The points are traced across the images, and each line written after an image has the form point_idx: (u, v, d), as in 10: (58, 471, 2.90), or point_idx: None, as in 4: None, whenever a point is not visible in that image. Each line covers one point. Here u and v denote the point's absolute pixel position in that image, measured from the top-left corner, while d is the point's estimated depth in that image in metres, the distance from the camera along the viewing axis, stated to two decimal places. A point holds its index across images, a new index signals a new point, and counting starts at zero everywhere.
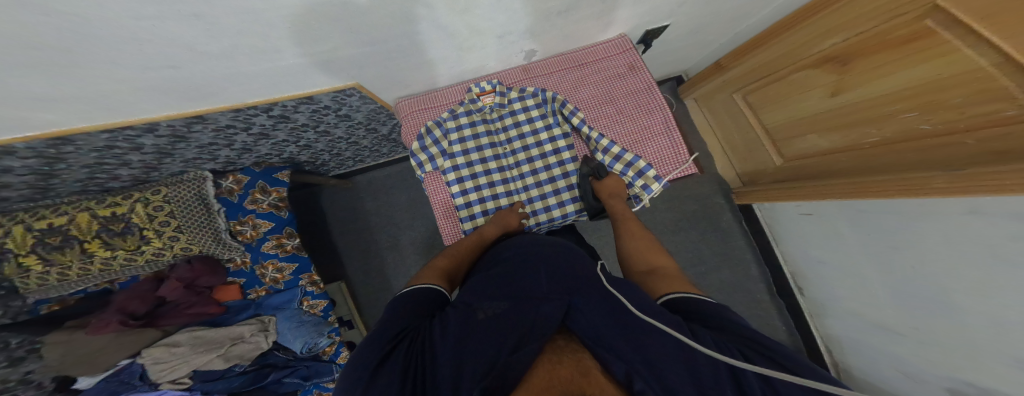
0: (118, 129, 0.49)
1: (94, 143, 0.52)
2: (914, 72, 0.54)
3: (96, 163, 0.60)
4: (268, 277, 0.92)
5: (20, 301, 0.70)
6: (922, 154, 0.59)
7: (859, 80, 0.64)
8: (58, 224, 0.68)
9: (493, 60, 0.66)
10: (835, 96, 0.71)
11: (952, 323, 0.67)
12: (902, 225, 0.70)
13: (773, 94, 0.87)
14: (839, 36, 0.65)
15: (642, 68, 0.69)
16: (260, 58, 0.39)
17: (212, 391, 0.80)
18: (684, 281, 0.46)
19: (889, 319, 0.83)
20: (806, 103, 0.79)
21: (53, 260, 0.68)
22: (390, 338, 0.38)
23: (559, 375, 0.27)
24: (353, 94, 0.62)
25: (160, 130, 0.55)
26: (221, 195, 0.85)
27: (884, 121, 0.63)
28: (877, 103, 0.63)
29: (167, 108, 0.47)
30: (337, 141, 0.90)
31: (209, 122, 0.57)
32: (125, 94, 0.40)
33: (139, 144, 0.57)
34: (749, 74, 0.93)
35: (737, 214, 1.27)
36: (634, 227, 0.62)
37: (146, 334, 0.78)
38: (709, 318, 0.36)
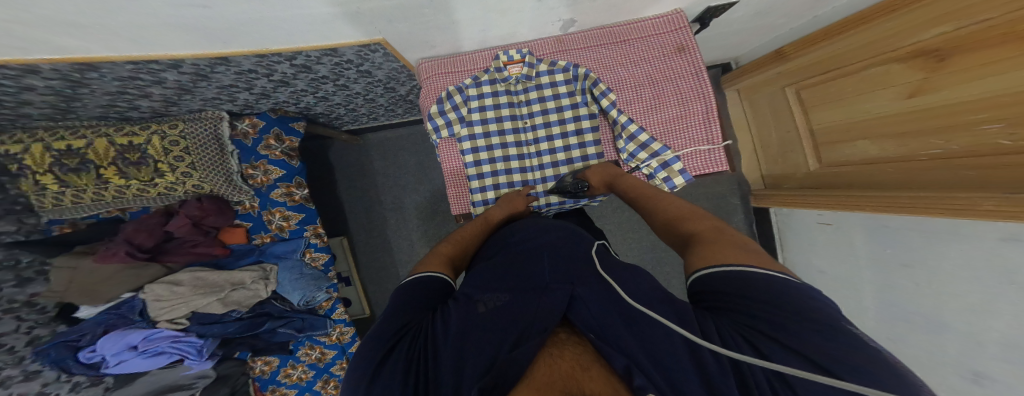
0: (144, 62, 0.47)
1: (119, 72, 0.49)
2: (995, 83, 0.49)
3: (118, 92, 0.58)
4: (275, 224, 0.95)
5: (35, 219, 0.73)
6: (985, 172, 0.54)
7: (945, 82, 0.57)
8: (77, 147, 0.66)
9: (526, 28, 0.60)
10: (910, 98, 0.64)
11: (928, 340, 0.69)
12: (923, 246, 0.69)
13: (836, 90, 0.82)
14: (951, 25, 0.53)
15: (693, 50, 0.62)
16: (289, 4, 0.36)
17: (208, 334, 0.84)
18: (739, 244, 0.36)
19: (870, 331, 0.86)
20: (875, 103, 0.72)
21: (69, 182, 0.67)
22: (394, 332, 0.39)
23: (559, 369, 0.28)
24: (378, 50, 0.58)
25: (184, 68, 0.52)
26: (235, 138, 0.86)
27: (957, 131, 0.57)
28: (954, 111, 0.56)
29: (190, 48, 0.45)
30: (354, 96, 0.86)
31: (232, 64, 0.54)
32: (148, 30, 0.37)
33: (162, 79, 0.55)
34: (814, 66, 0.85)
35: (748, 216, 1.26)
36: (657, 200, 0.55)
37: (149, 269, 0.81)
38: (734, 281, 0.30)
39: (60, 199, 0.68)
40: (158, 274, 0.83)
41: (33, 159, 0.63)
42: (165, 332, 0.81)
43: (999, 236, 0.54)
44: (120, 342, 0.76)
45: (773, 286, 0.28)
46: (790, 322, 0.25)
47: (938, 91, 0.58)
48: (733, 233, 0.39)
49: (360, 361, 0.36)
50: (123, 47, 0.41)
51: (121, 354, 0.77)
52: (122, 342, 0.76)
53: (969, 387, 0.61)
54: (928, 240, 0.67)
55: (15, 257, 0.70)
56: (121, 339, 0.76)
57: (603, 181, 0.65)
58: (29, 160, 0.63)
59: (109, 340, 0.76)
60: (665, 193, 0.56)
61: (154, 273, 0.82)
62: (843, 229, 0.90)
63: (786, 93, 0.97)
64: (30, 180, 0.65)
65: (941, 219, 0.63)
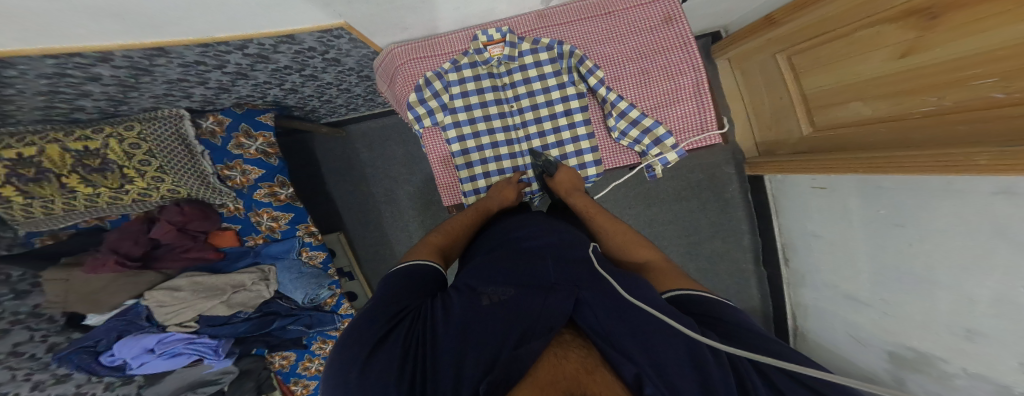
0: (66, 55, 0.42)
1: (41, 68, 0.44)
2: (981, 40, 0.47)
3: (52, 92, 0.53)
4: (264, 225, 0.93)
5: (11, 231, 0.68)
6: (979, 127, 0.53)
7: (936, 40, 0.55)
8: (29, 156, 0.60)
9: (505, 2, 0.57)
10: (901, 58, 0.62)
11: (919, 301, 0.71)
12: (918, 207, 0.68)
13: (828, 54, 0.80)
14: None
15: (680, 20, 0.60)
16: None
17: (221, 335, 0.84)
18: (678, 274, 0.49)
19: (860, 293, 0.87)
20: (868, 65, 0.70)
21: (33, 193, 0.62)
22: (393, 315, 0.39)
23: (565, 369, 0.28)
24: (342, 36, 0.55)
25: (117, 61, 0.48)
26: (202, 137, 0.81)
27: (949, 90, 0.55)
28: (946, 69, 0.54)
29: (121, 36, 0.40)
30: (327, 86, 0.81)
31: (172, 56, 0.50)
32: (64, 16, 0.32)
33: (96, 74, 0.51)
34: (805, 32, 0.83)
35: (743, 185, 1.28)
36: (602, 219, 0.64)
37: (145, 275, 0.79)
38: (700, 304, 0.40)
39: (31, 211, 0.63)
40: (156, 280, 0.81)
41: None
42: (178, 335, 0.81)
43: (991, 193, 0.53)
44: (136, 347, 0.76)
45: (728, 313, 0.38)
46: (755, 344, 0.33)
47: (931, 49, 0.56)
48: (671, 265, 0.53)
49: (355, 343, 0.36)
50: (30, 37, 0.35)
51: (140, 357, 0.77)
52: (138, 346, 0.76)
53: (961, 344, 0.61)
54: (925, 199, 0.67)
55: (4, 272, 0.66)
56: (137, 343, 0.76)
57: (568, 180, 0.68)
58: None
59: (125, 345, 0.75)
60: (607, 213, 0.65)
61: (149, 280, 0.80)
62: (837, 194, 0.91)
63: (776, 60, 0.95)
64: None
65: (938, 176, 0.62)
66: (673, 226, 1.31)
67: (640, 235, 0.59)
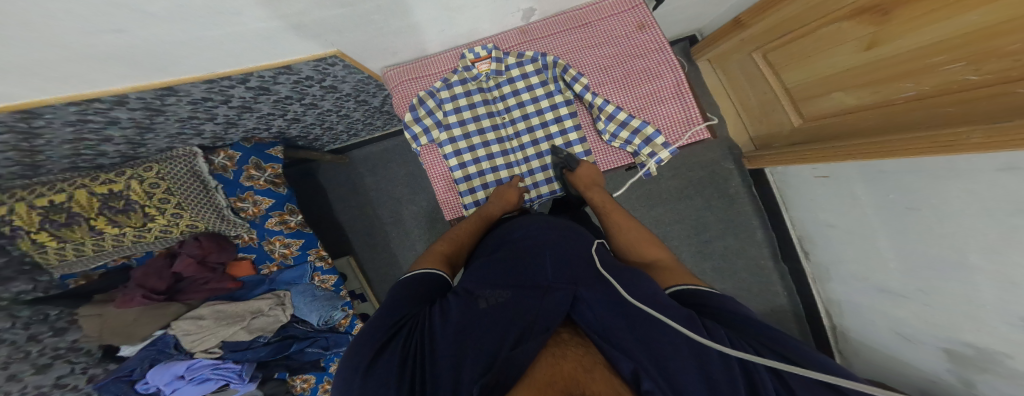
0: (86, 102, 0.47)
1: (65, 116, 0.49)
2: (940, 28, 0.48)
3: (77, 140, 0.58)
4: (278, 252, 0.95)
5: (48, 275, 0.72)
6: (961, 106, 0.52)
7: (895, 32, 0.56)
8: (60, 201, 0.65)
9: (486, 22, 0.60)
10: (869, 50, 0.63)
11: (959, 287, 0.66)
12: (927, 185, 0.66)
13: (800, 51, 0.80)
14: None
15: (652, 26, 0.63)
16: (217, 23, 0.34)
17: (245, 359, 0.86)
18: (685, 273, 0.48)
19: (895, 283, 0.82)
20: (840, 58, 0.71)
21: (65, 237, 0.67)
22: (393, 324, 0.40)
23: (562, 369, 0.28)
24: (336, 63, 0.58)
25: (132, 103, 0.53)
26: (216, 172, 0.86)
27: (924, 75, 0.55)
28: (913, 56, 0.55)
29: (130, 81, 0.43)
30: (327, 113, 0.86)
31: (182, 94, 0.55)
32: (85, 65, 0.36)
33: (114, 118, 0.56)
34: (772, 31, 0.85)
35: (748, 180, 1.26)
36: (619, 217, 0.63)
37: (171, 307, 0.81)
38: (697, 294, 0.40)
39: (63, 254, 0.69)
40: (181, 311, 0.83)
41: (21, 219, 0.62)
42: (205, 361, 0.82)
43: (996, 167, 0.52)
44: (166, 373, 0.78)
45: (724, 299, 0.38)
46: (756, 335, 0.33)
47: (893, 40, 0.57)
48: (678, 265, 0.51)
49: (357, 351, 0.37)
50: (53, 87, 0.39)
51: (172, 383, 0.79)
52: (168, 373, 0.78)
53: (1018, 332, 0.55)
54: (927, 178, 0.65)
55: (43, 312, 0.70)
56: (167, 370, 0.78)
57: (589, 175, 0.66)
58: (18, 220, 0.62)
59: (158, 372, 0.79)
60: (623, 211, 0.64)
61: (177, 311, 0.82)
62: (839, 180, 0.88)
63: (754, 58, 0.96)
64: (26, 240, 0.64)
65: (937, 157, 0.61)
66: (683, 226, 1.28)
67: (650, 233, 0.58)
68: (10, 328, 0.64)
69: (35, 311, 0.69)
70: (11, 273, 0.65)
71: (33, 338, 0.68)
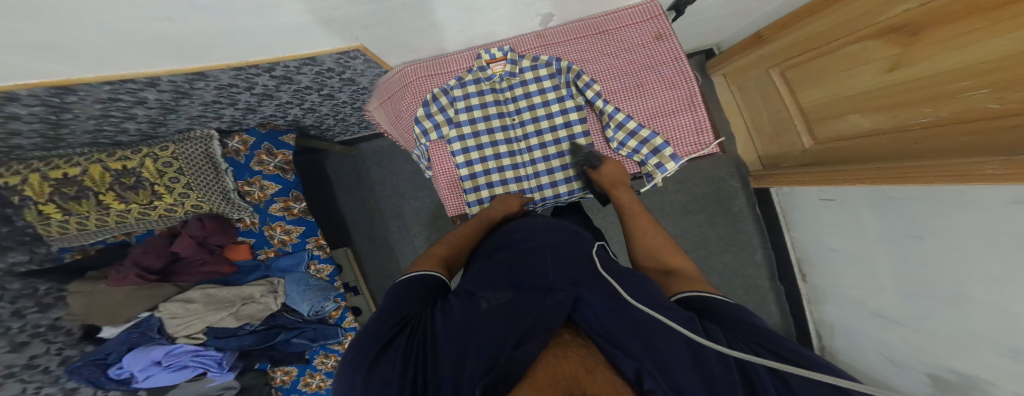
0: (120, 82, 0.49)
1: (97, 94, 0.52)
2: (967, 54, 0.49)
3: (102, 116, 0.61)
4: (277, 238, 0.95)
5: (45, 248, 0.73)
6: (979, 138, 0.54)
7: (922, 53, 0.57)
8: (73, 175, 0.69)
9: (504, 25, 0.61)
10: (891, 72, 0.64)
11: (957, 317, 0.66)
12: (939, 215, 0.66)
13: (820, 69, 0.82)
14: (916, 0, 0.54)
15: (671, 37, 0.64)
16: (258, 13, 0.35)
17: (226, 347, 0.86)
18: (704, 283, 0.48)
19: (891, 308, 0.83)
20: (860, 78, 0.72)
21: (71, 210, 0.70)
22: (394, 323, 0.40)
23: (563, 370, 0.29)
24: (358, 57, 0.59)
25: (162, 85, 0.54)
26: (228, 155, 0.86)
27: (943, 101, 0.57)
28: (934, 82, 0.56)
29: (167, 64, 0.45)
30: (342, 105, 0.87)
31: (210, 79, 0.56)
32: (117, 44, 0.37)
33: (142, 98, 0.58)
34: (792, 48, 0.87)
35: (751, 198, 1.27)
36: (645, 220, 0.63)
37: (163, 288, 0.82)
38: (707, 301, 0.41)
39: (66, 227, 0.70)
40: (170, 293, 0.83)
41: (33, 189, 0.66)
42: (185, 347, 0.82)
43: (1007, 201, 0.53)
44: (144, 359, 0.78)
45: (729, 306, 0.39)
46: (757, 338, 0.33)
47: (918, 63, 0.58)
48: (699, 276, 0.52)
49: (360, 352, 0.37)
50: (83, 63, 0.40)
51: (148, 369, 0.79)
52: (147, 358, 0.78)
53: (1006, 362, 0.56)
54: (936, 212, 0.66)
55: (33, 286, 0.71)
56: (145, 355, 0.78)
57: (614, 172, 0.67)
58: (29, 191, 0.65)
59: (135, 357, 0.78)
60: (648, 216, 0.65)
61: (166, 292, 0.83)
62: (847, 206, 0.90)
63: (771, 75, 0.97)
64: (33, 210, 0.67)
65: (951, 187, 0.62)
66: (684, 240, 1.29)
67: (670, 239, 0.59)
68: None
69: (25, 284, 0.70)
70: (11, 244, 0.67)
71: (17, 313, 0.69)
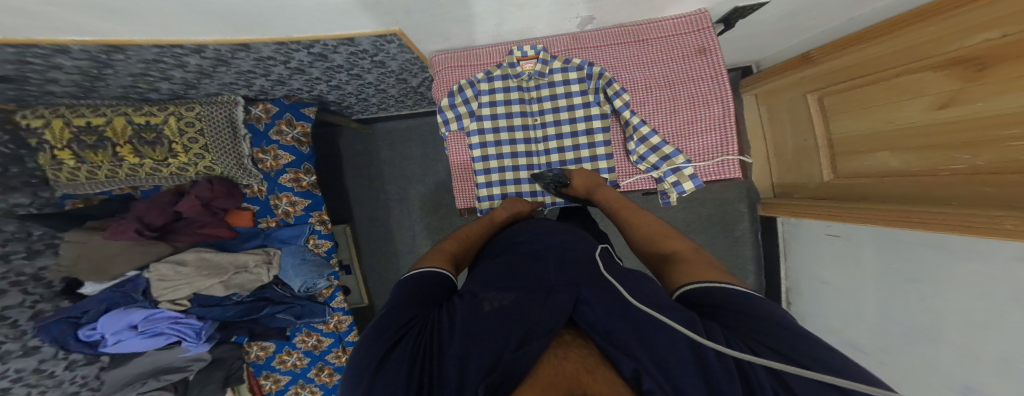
0: (169, 46, 0.50)
1: (143, 55, 0.53)
2: (1021, 98, 0.48)
3: (140, 75, 0.63)
4: (281, 209, 0.97)
5: (49, 192, 0.75)
6: (1006, 192, 0.54)
7: (982, 93, 0.54)
8: (97, 124, 0.70)
9: (541, 23, 0.60)
10: (939, 109, 0.63)
11: (927, 360, 0.68)
12: (938, 265, 0.67)
13: (863, 98, 0.80)
14: (998, 31, 0.49)
15: (714, 51, 0.62)
16: None
17: (208, 316, 0.86)
18: (707, 265, 0.45)
19: (866, 343, 0.85)
20: (905, 112, 0.70)
21: (86, 158, 0.71)
22: (400, 326, 0.39)
23: (564, 369, 0.29)
24: (393, 42, 0.57)
25: (206, 53, 0.55)
26: (249, 121, 0.88)
27: (983, 148, 0.56)
28: (983, 125, 0.55)
29: (208, 33, 0.47)
30: (367, 85, 0.86)
31: (253, 51, 0.56)
32: (160, 9, 0.38)
33: (184, 62, 0.59)
34: (840, 72, 0.85)
35: (754, 225, 1.27)
36: (629, 214, 0.62)
37: (156, 247, 0.82)
38: (703, 296, 0.38)
39: (76, 174, 0.72)
40: (164, 253, 0.84)
41: (53, 135, 0.67)
42: (166, 313, 0.82)
43: (1011, 256, 0.52)
44: (121, 321, 0.77)
45: (725, 296, 0.37)
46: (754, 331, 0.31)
47: (972, 102, 0.56)
48: (699, 254, 0.48)
49: (363, 357, 0.35)
50: (125, 23, 0.41)
51: (120, 334, 0.78)
52: (123, 321, 0.77)
53: None
54: (942, 256, 0.66)
55: (27, 230, 0.71)
56: (123, 317, 0.77)
57: (585, 183, 0.68)
58: (48, 136, 0.67)
59: (111, 318, 0.76)
60: (634, 206, 0.64)
61: (160, 251, 0.83)
62: (851, 241, 0.90)
63: (808, 99, 0.96)
64: (48, 154, 0.68)
65: (958, 237, 0.61)
66: None
67: (665, 225, 0.57)
68: None
69: (20, 227, 0.70)
70: (17, 184, 0.69)
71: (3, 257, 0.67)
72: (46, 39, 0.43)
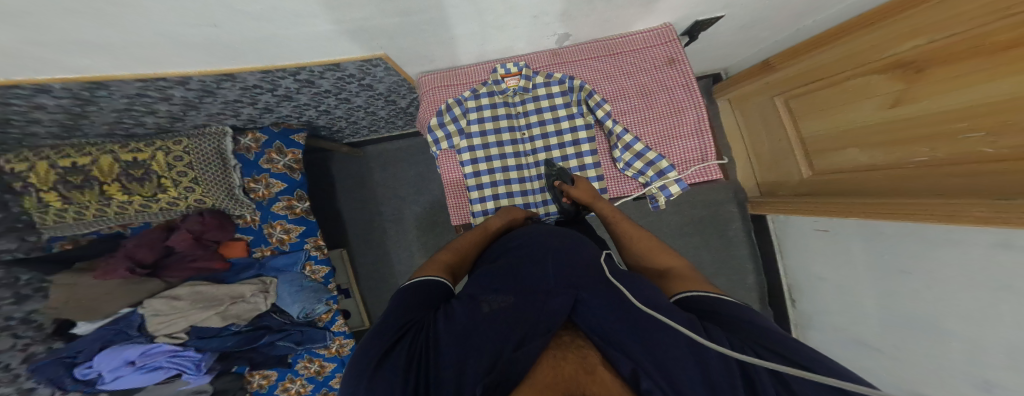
0: (152, 79, 0.50)
1: (126, 90, 0.53)
2: (972, 94, 0.52)
3: (126, 109, 0.63)
4: (275, 237, 0.95)
5: (35, 236, 0.71)
6: (973, 181, 0.56)
7: (923, 92, 0.61)
8: (82, 164, 0.68)
9: (522, 42, 0.63)
10: (892, 108, 0.67)
11: (936, 349, 0.67)
12: (925, 253, 0.68)
13: (823, 100, 0.85)
14: (925, 37, 0.57)
15: (682, 62, 0.65)
16: (294, 23, 0.38)
17: (207, 348, 0.83)
18: (699, 280, 0.45)
19: (873, 339, 0.84)
20: (860, 113, 0.75)
21: (72, 199, 0.69)
22: (397, 328, 0.38)
23: (564, 370, 0.28)
24: (379, 65, 0.60)
25: (191, 84, 0.55)
26: (239, 152, 0.88)
27: (941, 141, 0.60)
28: (935, 122, 0.59)
29: (194, 65, 0.47)
30: (355, 109, 0.87)
31: (237, 80, 0.57)
32: (147, 45, 0.39)
33: (169, 95, 0.59)
34: (796, 79, 0.91)
35: (747, 223, 1.29)
36: (627, 226, 0.61)
37: (148, 284, 0.79)
38: (701, 300, 0.39)
39: (62, 216, 0.69)
40: (157, 289, 0.81)
41: (37, 177, 0.64)
42: (163, 347, 0.79)
43: (989, 243, 0.55)
44: (117, 358, 0.74)
45: (720, 303, 0.37)
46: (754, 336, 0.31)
47: (917, 100, 0.62)
48: (694, 273, 0.48)
49: (360, 358, 0.35)
50: (110, 58, 0.41)
51: (118, 370, 0.75)
52: (119, 357, 0.74)
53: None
54: (927, 249, 0.67)
55: (14, 275, 0.69)
56: (119, 354, 0.74)
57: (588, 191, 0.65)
58: (34, 178, 0.64)
59: (106, 356, 0.74)
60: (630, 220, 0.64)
61: (152, 288, 0.80)
62: (838, 238, 0.92)
63: (775, 102, 1.01)
64: (34, 198, 0.66)
65: (937, 226, 0.64)
66: None
67: (660, 241, 0.57)
68: None
69: (7, 273, 0.67)
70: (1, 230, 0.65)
71: None
72: (27, 79, 0.43)
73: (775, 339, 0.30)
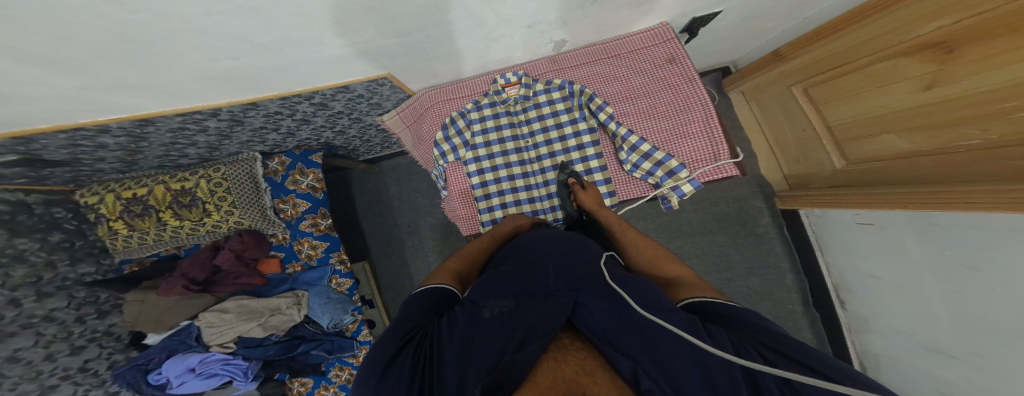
0: (190, 113, 0.56)
1: (171, 124, 0.60)
2: (1015, 71, 0.48)
3: (171, 143, 0.71)
4: (304, 253, 1.00)
5: (109, 259, 0.87)
6: None
7: (960, 72, 0.56)
8: (141, 195, 0.80)
9: (519, 51, 0.65)
10: (928, 90, 0.62)
11: (1022, 352, 0.58)
12: (993, 244, 0.61)
13: (847, 87, 0.80)
14: (949, 18, 0.55)
15: (684, 59, 0.65)
16: (306, 49, 0.42)
17: (252, 356, 0.88)
18: (706, 287, 0.44)
19: (947, 343, 0.74)
20: (892, 96, 0.70)
21: (135, 226, 0.81)
22: (401, 335, 0.38)
23: (563, 372, 0.28)
24: (385, 84, 0.64)
25: (222, 115, 0.61)
26: (268, 175, 0.96)
27: (990, 122, 0.54)
28: (979, 101, 0.54)
29: (225, 97, 0.53)
30: (368, 127, 0.93)
31: (261, 108, 0.62)
32: (186, 81, 0.44)
33: (205, 127, 0.66)
34: (814, 66, 0.86)
35: (777, 219, 1.21)
36: (635, 236, 0.61)
37: (201, 300, 0.87)
38: (714, 304, 0.38)
39: (129, 241, 0.82)
40: (209, 303, 0.89)
41: (108, 208, 0.79)
42: (218, 355, 0.85)
43: None
44: (180, 365, 0.81)
45: (727, 307, 0.36)
46: (762, 338, 0.30)
47: (955, 81, 0.57)
48: (699, 281, 0.47)
49: (370, 364, 0.36)
50: (156, 96, 0.47)
51: (182, 376, 0.82)
52: (183, 364, 0.81)
53: None
54: (996, 241, 0.60)
55: (95, 294, 0.83)
56: (182, 362, 0.82)
57: (595, 199, 0.66)
58: (105, 210, 0.79)
59: (173, 363, 0.82)
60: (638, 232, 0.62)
61: (205, 303, 0.88)
62: (888, 230, 0.84)
63: (793, 92, 0.96)
64: (106, 226, 0.80)
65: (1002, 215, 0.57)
66: (705, 262, 1.23)
67: (667, 250, 0.56)
68: (65, 307, 0.77)
69: (90, 292, 0.81)
70: (82, 254, 0.81)
71: (79, 319, 0.79)
72: (90, 121, 0.50)
73: (784, 341, 0.29)
